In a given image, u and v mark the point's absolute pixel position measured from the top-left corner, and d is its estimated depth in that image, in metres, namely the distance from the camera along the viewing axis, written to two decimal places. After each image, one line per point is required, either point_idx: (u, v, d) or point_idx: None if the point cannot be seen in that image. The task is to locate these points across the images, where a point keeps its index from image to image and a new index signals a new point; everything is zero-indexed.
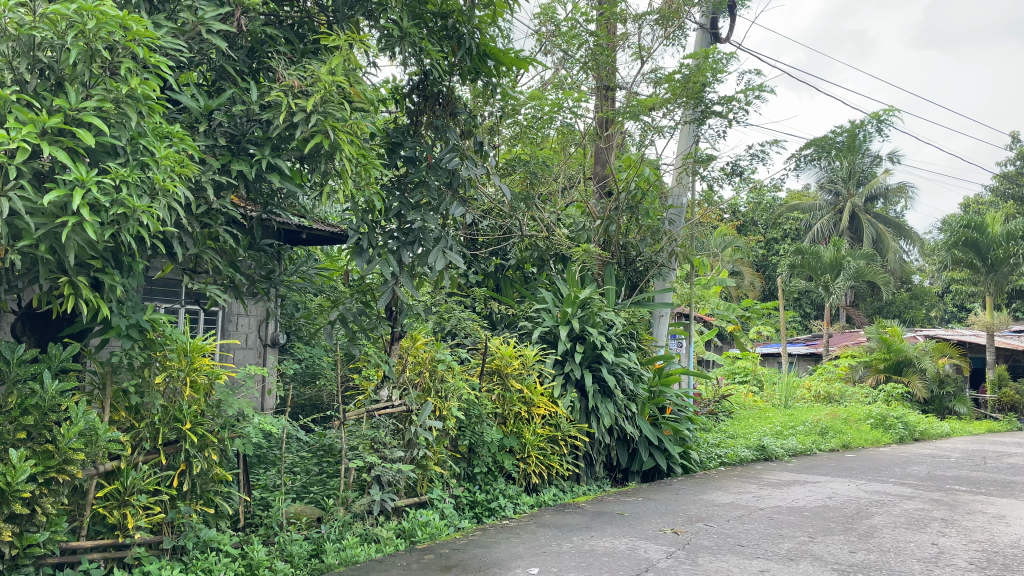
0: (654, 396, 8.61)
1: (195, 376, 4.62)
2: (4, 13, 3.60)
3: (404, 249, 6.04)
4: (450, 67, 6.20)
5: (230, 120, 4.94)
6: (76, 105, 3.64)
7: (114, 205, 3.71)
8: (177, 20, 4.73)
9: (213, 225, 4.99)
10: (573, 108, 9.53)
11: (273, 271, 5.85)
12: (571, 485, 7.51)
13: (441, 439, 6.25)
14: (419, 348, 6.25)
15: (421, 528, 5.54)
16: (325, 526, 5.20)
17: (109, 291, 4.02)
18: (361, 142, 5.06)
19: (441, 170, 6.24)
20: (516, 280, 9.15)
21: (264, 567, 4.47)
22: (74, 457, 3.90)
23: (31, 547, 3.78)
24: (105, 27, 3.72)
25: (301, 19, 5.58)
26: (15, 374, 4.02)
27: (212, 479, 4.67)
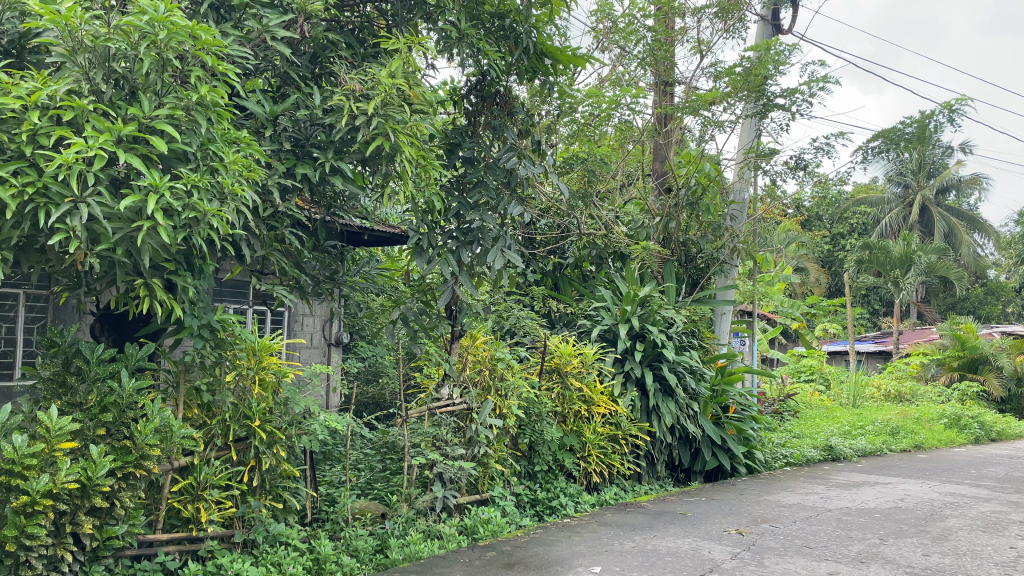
0: (717, 395, 8.48)
1: (263, 374, 4.77)
2: (80, 26, 3.76)
3: (463, 249, 6.09)
4: (507, 67, 6.23)
5: (295, 125, 5.06)
6: (149, 113, 3.79)
7: (186, 209, 3.83)
8: (243, 28, 4.86)
9: (279, 227, 5.11)
10: (631, 105, 9.44)
11: (337, 272, 5.99)
12: (633, 485, 7.46)
13: (501, 437, 6.28)
14: (479, 347, 6.39)
15: (483, 525, 5.59)
16: (389, 522, 5.28)
17: (182, 292, 4.17)
18: (420, 143, 5.12)
19: (498, 170, 6.26)
20: (574, 279, 9.13)
21: (330, 562, 4.55)
22: (150, 453, 4.03)
23: (110, 540, 3.92)
24: (175, 37, 3.87)
25: (361, 24, 5.69)
26: (95, 372, 4.18)
27: (280, 475, 4.80)
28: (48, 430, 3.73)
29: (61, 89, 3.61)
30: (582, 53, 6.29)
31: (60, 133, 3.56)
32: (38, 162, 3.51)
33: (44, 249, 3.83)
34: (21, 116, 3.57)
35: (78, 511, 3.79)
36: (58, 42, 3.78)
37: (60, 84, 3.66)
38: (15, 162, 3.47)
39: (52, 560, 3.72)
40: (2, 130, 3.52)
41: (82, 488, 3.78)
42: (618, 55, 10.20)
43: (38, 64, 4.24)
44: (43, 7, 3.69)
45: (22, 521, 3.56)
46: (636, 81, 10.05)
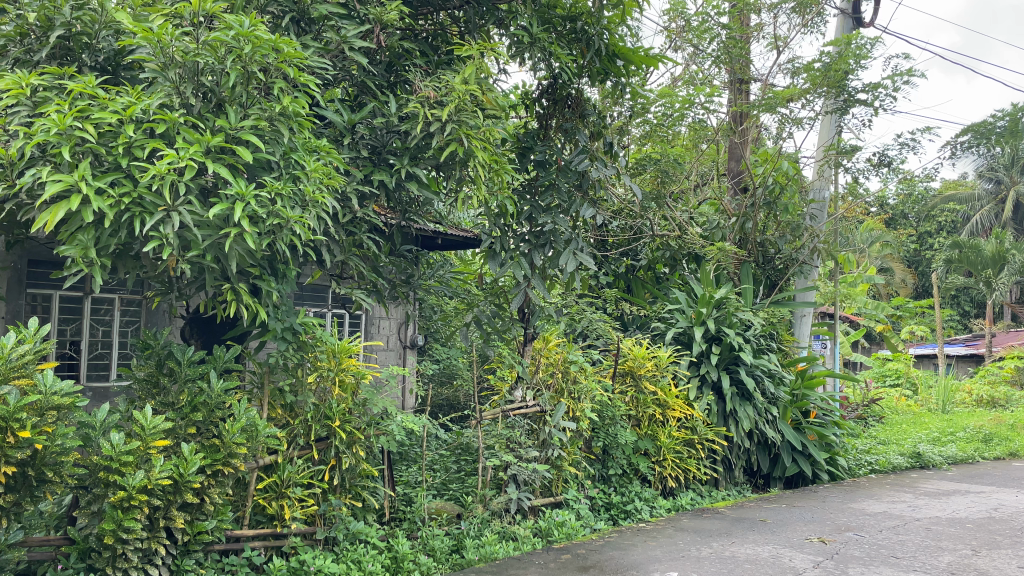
0: (797, 400, 8.26)
1: (343, 376, 4.88)
2: (171, 43, 3.93)
3: (535, 252, 6.14)
4: (579, 69, 6.24)
5: (372, 133, 5.19)
6: (236, 124, 3.96)
7: (270, 216, 3.96)
8: (322, 39, 5.00)
9: (357, 232, 5.25)
10: (705, 104, 9.30)
11: (412, 276, 6.11)
12: (709, 490, 7.34)
13: (575, 440, 6.28)
14: (552, 350, 6.33)
15: (557, 528, 5.59)
16: (465, 523, 5.35)
17: (267, 296, 4.32)
18: (493, 148, 5.17)
19: (570, 173, 6.28)
20: (647, 280, 9.02)
21: (408, 561, 4.64)
22: (237, 451, 4.19)
23: (200, 535, 4.08)
24: (259, 50, 4.00)
25: (435, 31, 5.78)
26: (186, 373, 4.38)
27: (359, 474, 4.92)
28: (143, 429, 3.90)
29: (154, 103, 3.79)
30: (655, 53, 6.24)
31: (153, 145, 3.74)
32: (133, 173, 3.69)
33: (139, 256, 4.02)
34: (118, 130, 3.76)
35: (171, 506, 3.94)
36: (150, 58, 3.97)
37: (153, 98, 3.85)
38: (112, 174, 3.65)
39: (147, 553, 3.88)
40: (100, 144, 3.71)
41: (174, 484, 3.94)
42: (692, 54, 10.08)
43: (132, 80, 4.46)
44: (137, 26, 3.88)
45: (119, 515, 3.74)
46: (709, 80, 9.90)
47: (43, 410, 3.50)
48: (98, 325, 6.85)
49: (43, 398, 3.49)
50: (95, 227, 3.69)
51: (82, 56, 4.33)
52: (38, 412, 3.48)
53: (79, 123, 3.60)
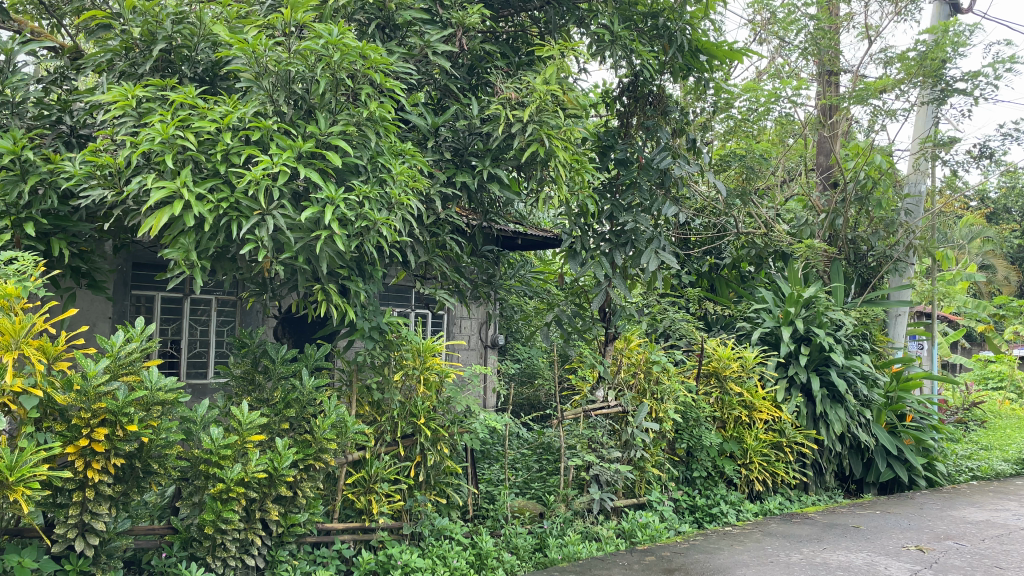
0: (892, 403, 7.93)
1: (428, 374, 4.97)
2: (265, 53, 4.07)
3: (617, 251, 6.08)
4: (661, 66, 6.17)
5: (455, 135, 5.25)
6: (326, 130, 4.10)
7: (359, 219, 4.06)
8: (406, 45, 5.10)
9: (441, 233, 5.36)
10: (792, 97, 9.03)
11: (493, 276, 6.17)
12: (799, 495, 7.15)
13: (658, 442, 6.23)
14: (633, 349, 6.28)
15: (641, 529, 5.54)
16: (547, 522, 5.35)
17: (355, 296, 4.44)
18: (574, 147, 5.18)
19: (652, 170, 6.16)
20: (732, 279, 8.87)
21: (492, 558, 4.70)
22: (328, 446, 4.33)
23: (293, 527, 4.22)
24: (348, 58, 4.12)
25: (516, 33, 5.82)
26: (280, 371, 4.56)
27: (444, 471, 5.01)
28: (240, 424, 4.07)
29: (250, 111, 3.95)
30: (739, 47, 6.12)
31: (249, 152, 3.90)
32: (231, 179, 3.86)
33: (236, 258, 4.20)
34: (217, 138, 3.93)
35: (266, 499, 4.10)
36: (246, 68, 4.12)
37: (248, 107, 4.01)
38: (211, 180, 3.82)
39: (244, 543, 4.04)
40: (200, 151, 3.89)
41: (269, 477, 4.09)
42: (777, 46, 9.83)
43: (228, 89, 4.65)
44: (233, 38, 4.05)
45: (219, 506, 3.90)
46: (797, 72, 9.62)
47: (149, 405, 3.69)
48: (197, 324, 7.10)
49: (149, 394, 3.68)
50: (195, 231, 3.86)
51: (182, 68, 4.55)
52: (145, 407, 3.66)
53: (181, 132, 3.77)
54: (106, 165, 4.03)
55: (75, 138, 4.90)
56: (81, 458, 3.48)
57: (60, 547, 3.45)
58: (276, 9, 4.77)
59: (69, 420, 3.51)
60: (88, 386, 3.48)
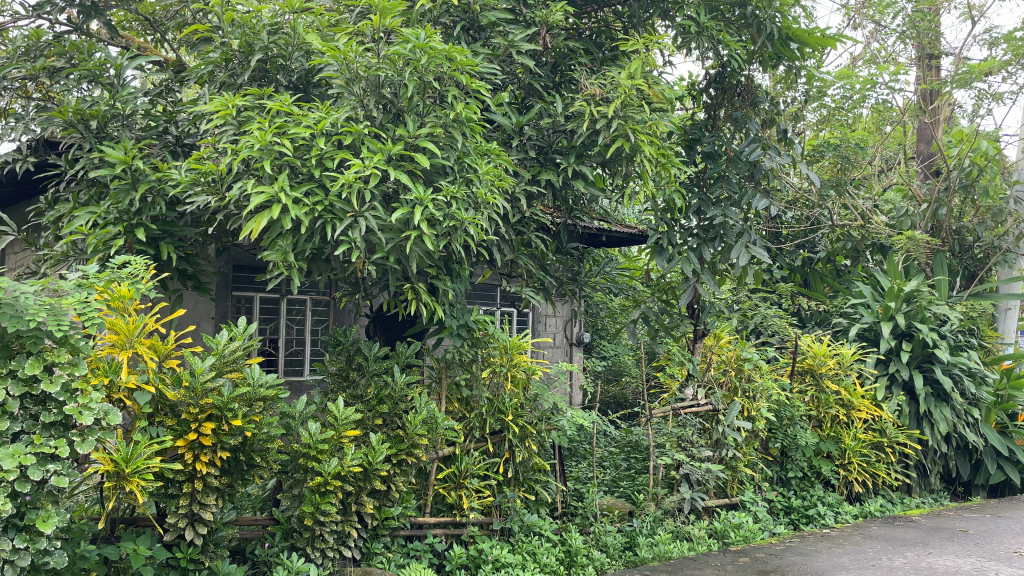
0: (1002, 402, 7.52)
1: (515, 371, 5.03)
2: (356, 59, 4.22)
3: (705, 246, 5.97)
4: (750, 56, 6.04)
5: (539, 133, 5.27)
6: (414, 132, 4.18)
7: (447, 219, 4.14)
8: (490, 46, 5.15)
9: (526, 232, 5.40)
10: (889, 83, 8.67)
11: (579, 273, 6.17)
12: (902, 497, 6.87)
13: (750, 441, 6.08)
14: (723, 347, 6.15)
15: (734, 530, 5.43)
16: (637, 521, 5.30)
17: (443, 295, 4.52)
18: (660, 142, 5.13)
19: (741, 163, 5.99)
20: (827, 274, 8.59)
21: (582, 555, 4.70)
22: (419, 441, 4.43)
23: (387, 520, 4.35)
24: (434, 61, 4.18)
25: (599, 28, 5.80)
26: (372, 368, 4.70)
27: (532, 468, 5.04)
28: (336, 419, 4.21)
29: (341, 117, 4.07)
30: (833, 33, 5.91)
31: (342, 156, 4.02)
32: (325, 183, 3.99)
33: (329, 259, 4.34)
34: (311, 143, 4.07)
35: (361, 492, 4.21)
36: (338, 75, 4.28)
37: (341, 112, 4.13)
38: (307, 184, 3.96)
39: (341, 535, 4.17)
40: (296, 157, 4.04)
41: (364, 471, 4.22)
42: (873, 31, 9.45)
43: (321, 96, 4.80)
44: (325, 46, 4.21)
45: (317, 499, 4.04)
46: (894, 57, 9.19)
47: (252, 401, 3.87)
48: (293, 323, 7.32)
49: (252, 390, 3.86)
50: (293, 233, 4.01)
51: (278, 77, 4.73)
52: (248, 402, 3.84)
53: (278, 138, 3.93)
54: (210, 172, 4.23)
55: (180, 147, 5.16)
56: (191, 451, 3.65)
57: (172, 536, 3.61)
58: (365, 15, 4.89)
59: (179, 415, 3.71)
60: (195, 382, 3.68)
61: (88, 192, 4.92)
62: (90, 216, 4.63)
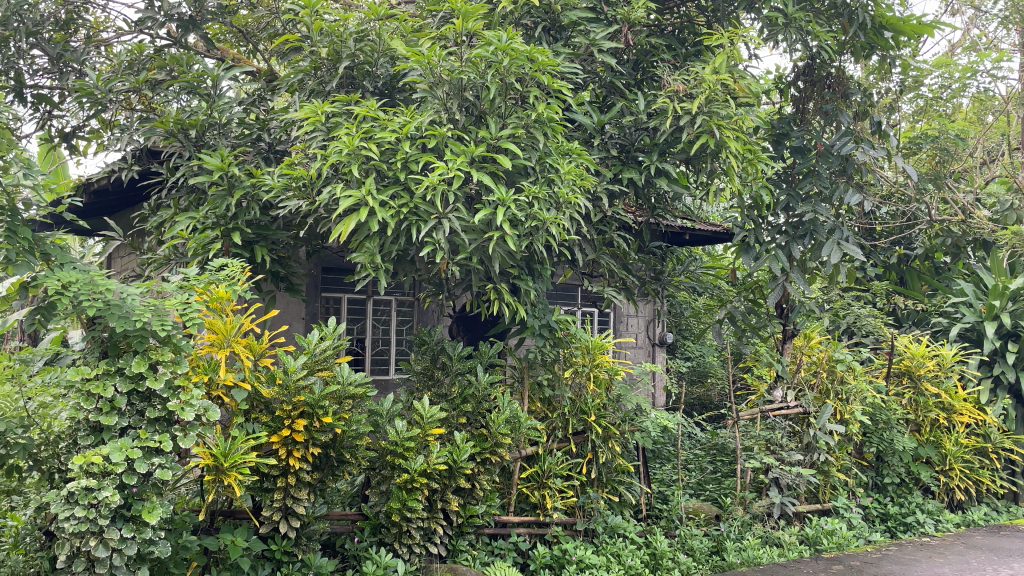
0: None
1: (597, 372, 4.98)
2: (439, 63, 4.24)
3: (794, 244, 5.82)
4: (841, 46, 5.85)
5: (621, 131, 5.24)
6: (496, 134, 4.21)
7: (529, 219, 4.16)
8: (571, 45, 5.14)
9: (607, 231, 5.36)
10: (991, 70, 8.22)
11: (662, 272, 6.10)
12: (1008, 506, 6.57)
13: (843, 445, 5.87)
14: (815, 347, 5.93)
15: (826, 537, 5.25)
16: (724, 525, 5.20)
17: (525, 295, 4.55)
18: (747, 137, 5.00)
19: (832, 157, 5.77)
20: (925, 271, 8.24)
21: (667, 559, 4.64)
22: (503, 440, 4.48)
23: (472, 518, 4.40)
24: (516, 62, 4.18)
25: (682, 24, 5.70)
26: (457, 367, 4.80)
27: (616, 469, 4.99)
28: (422, 417, 4.31)
29: (425, 121, 4.13)
30: (930, 20, 5.65)
31: (427, 159, 4.08)
32: (410, 185, 4.07)
33: (414, 261, 4.45)
34: (396, 147, 4.15)
35: (446, 490, 4.28)
36: (421, 79, 4.32)
37: (424, 116, 4.20)
38: (392, 187, 4.05)
39: (427, 532, 4.24)
40: (383, 160, 4.13)
41: (449, 469, 4.29)
42: (974, 16, 8.99)
43: (405, 101, 4.90)
44: (409, 51, 4.25)
45: (404, 495, 4.11)
46: (996, 44, 8.74)
47: (342, 398, 4.00)
48: (379, 323, 7.39)
49: (341, 388, 4.00)
50: (379, 235, 4.11)
51: (365, 83, 4.85)
52: (338, 400, 3.97)
53: (365, 142, 4.03)
54: (300, 177, 4.39)
55: (272, 153, 5.36)
56: (284, 447, 3.78)
57: (267, 528, 3.74)
58: (447, 19, 4.93)
59: (273, 412, 3.84)
60: (289, 380, 3.83)
61: (188, 199, 5.16)
62: (190, 221, 4.85)
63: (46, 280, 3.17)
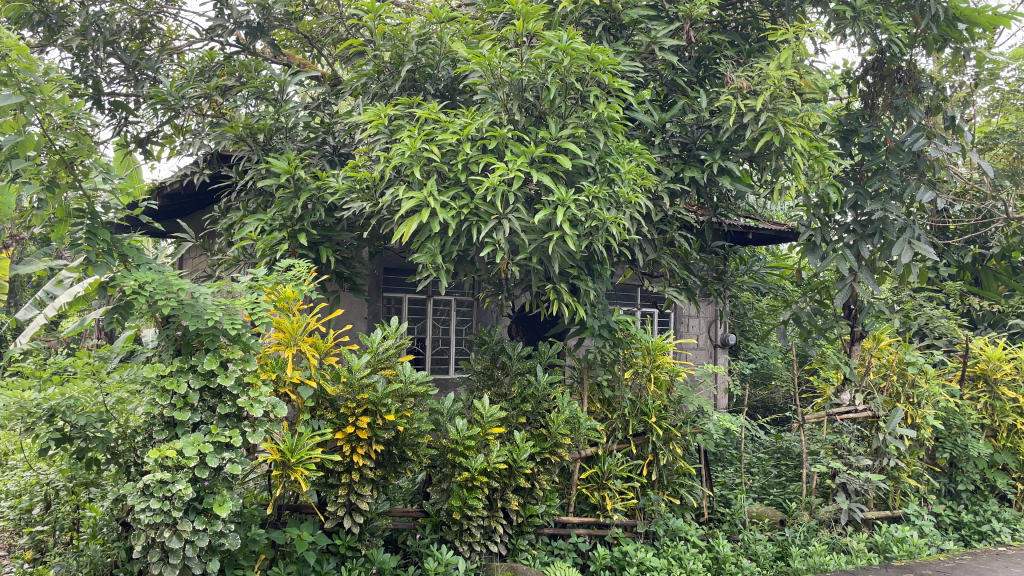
0: None
1: (658, 373, 4.95)
2: (499, 65, 4.26)
3: (863, 243, 5.66)
4: (911, 39, 5.68)
5: (683, 130, 5.19)
6: (556, 134, 4.22)
7: (589, 219, 4.15)
8: (633, 43, 5.10)
9: (669, 230, 5.31)
10: None
11: (724, 272, 6.01)
12: None
13: (914, 450, 5.69)
14: (884, 350, 5.73)
15: (897, 544, 5.09)
16: (789, 530, 5.09)
17: (585, 295, 4.55)
18: (813, 133, 4.89)
19: (903, 153, 5.64)
20: (1002, 271, 7.83)
21: (730, 563, 4.57)
22: (562, 441, 4.48)
23: (531, 518, 4.41)
24: (576, 62, 4.17)
25: (746, 19, 5.59)
26: (516, 366, 4.83)
27: (677, 471, 4.93)
28: (482, 416, 4.35)
29: (486, 121, 4.16)
30: (1007, 11, 5.41)
31: (487, 160, 4.11)
32: (470, 186, 4.11)
33: (474, 261, 4.51)
34: (457, 148, 4.19)
35: (507, 489, 4.30)
36: (482, 80, 4.34)
37: (485, 117, 4.23)
38: (453, 189, 4.09)
39: (488, 530, 4.26)
40: (444, 162, 4.18)
41: (509, 468, 4.31)
42: None
43: (466, 102, 4.94)
44: (470, 53, 4.27)
45: (465, 493, 4.14)
46: None
47: (404, 396, 4.07)
48: (439, 323, 7.45)
49: (404, 386, 4.07)
50: (440, 236, 4.16)
51: (426, 86, 4.92)
52: (400, 398, 4.04)
53: (427, 144, 4.07)
54: (364, 179, 4.49)
55: (337, 156, 5.47)
56: (348, 444, 3.85)
57: (332, 523, 3.81)
58: (508, 20, 4.94)
59: (338, 409, 3.92)
60: (353, 378, 3.92)
61: (256, 201, 5.32)
62: (258, 223, 4.97)
63: (124, 280, 3.31)
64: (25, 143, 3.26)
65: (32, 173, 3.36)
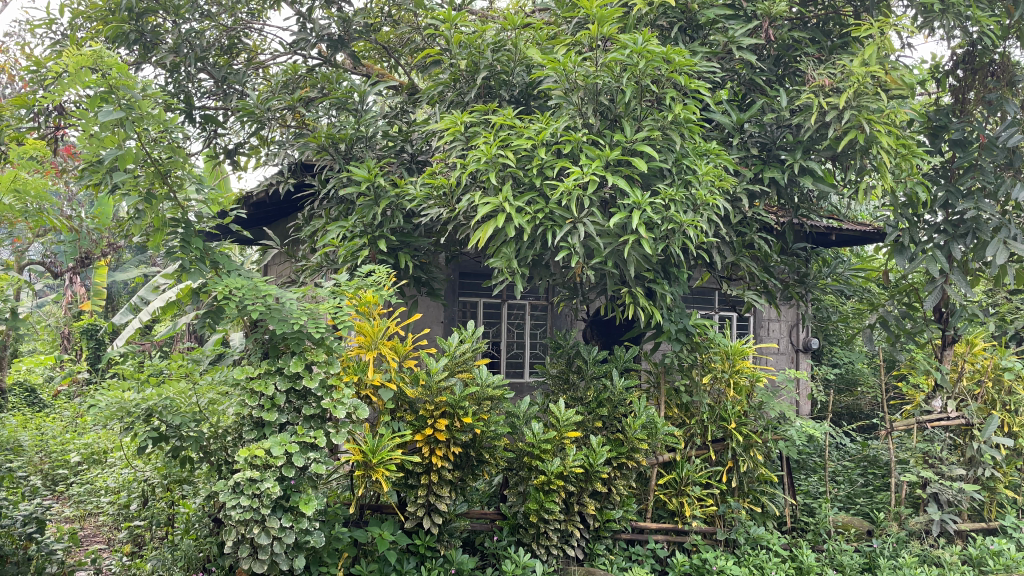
0: None
1: (738, 377, 4.83)
2: (574, 69, 4.26)
3: (954, 243, 5.44)
4: (1004, 30, 5.44)
5: (762, 129, 5.09)
6: (631, 137, 4.20)
7: (665, 222, 4.12)
8: (709, 43, 5.02)
9: (748, 232, 5.21)
10: None
11: (806, 275, 5.87)
12: None
13: (1012, 460, 5.42)
14: (978, 354, 5.48)
15: (993, 558, 4.81)
16: (877, 541, 4.90)
17: (662, 299, 4.52)
18: (900, 130, 4.73)
19: (997, 150, 5.35)
20: None
21: (814, 573, 4.45)
22: (639, 446, 4.46)
23: (608, 522, 4.39)
24: (652, 63, 4.15)
25: (827, 15, 5.42)
26: (592, 371, 4.82)
27: (758, 479, 4.84)
28: (558, 420, 4.37)
29: (561, 126, 4.18)
30: None
31: (562, 164, 4.12)
32: (545, 191, 4.14)
33: (549, 265, 4.54)
34: (533, 153, 4.23)
35: (583, 493, 4.29)
36: (558, 85, 4.36)
37: (559, 122, 4.25)
38: (529, 194, 4.13)
39: (565, 534, 4.25)
40: (519, 167, 4.22)
41: (586, 472, 4.30)
42: None
43: (542, 108, 4.98)
44: (545, 58, 4.29)
45: (541, 497, 4.16)
46: None
47: (480, 399, 4.13)
48: (514, 327, 7.50)
49: (480, 389, 4.13)
50: (516, 240, 4.19)
51: (501, 92, 4.96)
52: (477, 401, 4.10)
53: (502, 150, 4.11)
54: (442, 186, 4.58)
55: (415, 164, 5.53)
56: (427, 445, 3.92)
57: (412, 523, 3.88)
58: (583, 24, 4.94)
59: (416, 411, 4.01)
60: (431, 381, 3.99)
61: (337, 209, 5.45)
62: (340, 230, 5.10)
63: (215, 285, 3.47)
64: (126, 155, 3.43)
65: (132, 185, 3.53)
